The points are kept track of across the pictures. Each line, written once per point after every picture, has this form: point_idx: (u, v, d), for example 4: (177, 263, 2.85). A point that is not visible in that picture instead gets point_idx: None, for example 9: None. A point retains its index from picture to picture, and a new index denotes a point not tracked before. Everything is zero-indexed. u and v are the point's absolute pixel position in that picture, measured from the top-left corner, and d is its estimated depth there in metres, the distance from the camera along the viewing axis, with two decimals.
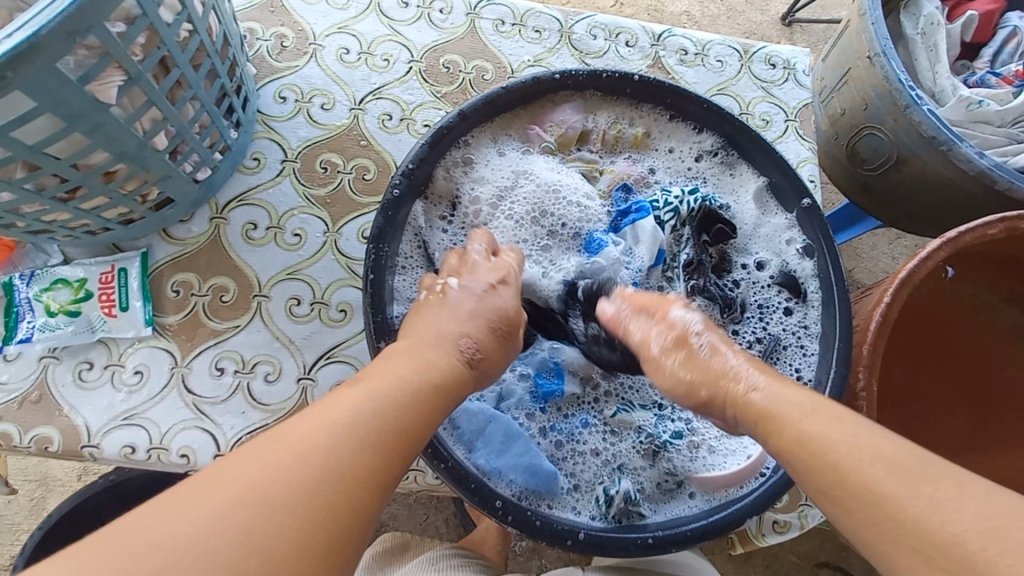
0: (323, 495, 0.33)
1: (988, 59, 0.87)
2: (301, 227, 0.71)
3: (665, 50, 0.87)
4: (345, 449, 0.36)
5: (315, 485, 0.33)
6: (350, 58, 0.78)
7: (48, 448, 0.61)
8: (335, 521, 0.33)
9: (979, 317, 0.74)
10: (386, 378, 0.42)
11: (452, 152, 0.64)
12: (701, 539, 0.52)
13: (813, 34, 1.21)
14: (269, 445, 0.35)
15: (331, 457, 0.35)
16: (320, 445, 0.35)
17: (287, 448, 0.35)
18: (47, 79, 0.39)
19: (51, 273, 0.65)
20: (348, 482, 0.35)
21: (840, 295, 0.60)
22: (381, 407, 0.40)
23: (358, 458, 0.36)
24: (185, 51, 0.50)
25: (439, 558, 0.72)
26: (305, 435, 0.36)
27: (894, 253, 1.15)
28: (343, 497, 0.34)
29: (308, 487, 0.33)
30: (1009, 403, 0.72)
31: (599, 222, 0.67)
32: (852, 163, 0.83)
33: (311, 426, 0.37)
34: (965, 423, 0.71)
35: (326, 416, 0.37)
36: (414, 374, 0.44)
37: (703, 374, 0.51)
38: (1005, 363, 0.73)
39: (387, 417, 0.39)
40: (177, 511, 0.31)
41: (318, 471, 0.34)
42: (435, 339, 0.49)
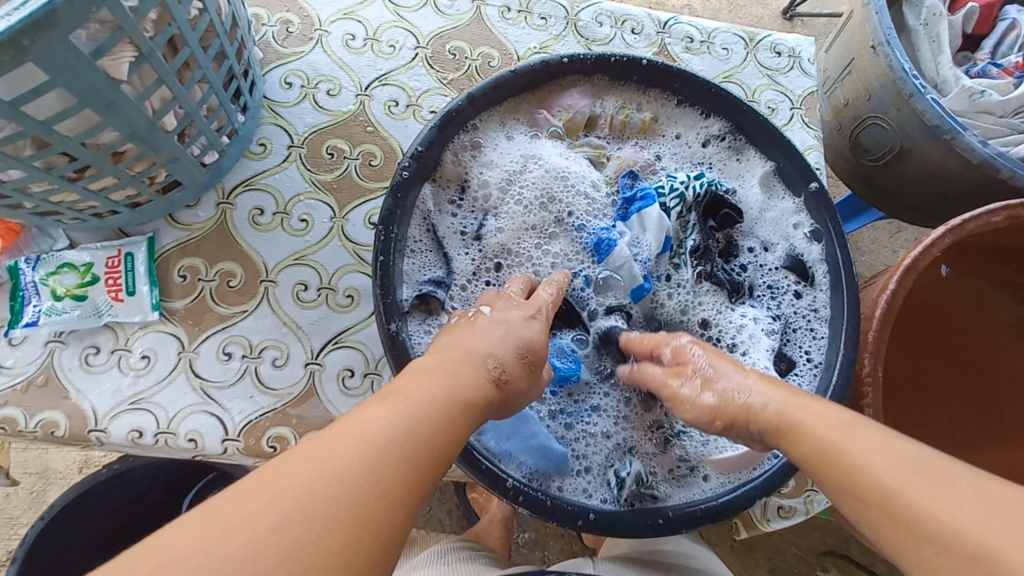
0: (366, 511, 0.32)
1: (991, 49, 0.87)
2: (307, 213, 0.71)
3: (670, 37, 0.87)
4: (383, 462, 0.34)
5: (358, 502, 0.32)
6: (356, 44, 0.78)
7: (54, 432, 0.61)
8: (380, 534, 0.32)
9: (985, 308, 0.75)
10: (419, 390, 0.40)
11: (460, 136, 0.63)
12: (712, 519, 0.52)
13: (814, 28, 1.22)
14: (296, 455, 0.33)
15: (370, 470, 0.33)
16: (350, 455, 0.33)
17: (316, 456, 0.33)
18: (61, 52, 0.39)
19: (57, 257, 0.65)
20: (389, 496, 0.33)
21: (847, 279, 0.61)
22: (415, 420, 0.37)
23: (398, 471, 0.34)
24: (196, 29, 0.50)
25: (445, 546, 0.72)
26: (334, 444, 0.34)
27: (896, 246, 1.16)
28: (386, 511, 0.33)
29: (338, 499, 0.31)
30: (1013, 394, 0.72)
31: (605, 214, 0.67)
32: (855, 155, 0.84)
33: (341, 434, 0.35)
34: (969, 412, 0.72)
35: (357, 425, 0.35)
36: (442, 381, 0.42)
37: (726, 398, 0.49)
38: (1010, 354, 0.73)
39: (422, 429, 0.37)
40: (199, 517, 0.29)
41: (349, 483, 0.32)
42: (468, 350, 0.46)
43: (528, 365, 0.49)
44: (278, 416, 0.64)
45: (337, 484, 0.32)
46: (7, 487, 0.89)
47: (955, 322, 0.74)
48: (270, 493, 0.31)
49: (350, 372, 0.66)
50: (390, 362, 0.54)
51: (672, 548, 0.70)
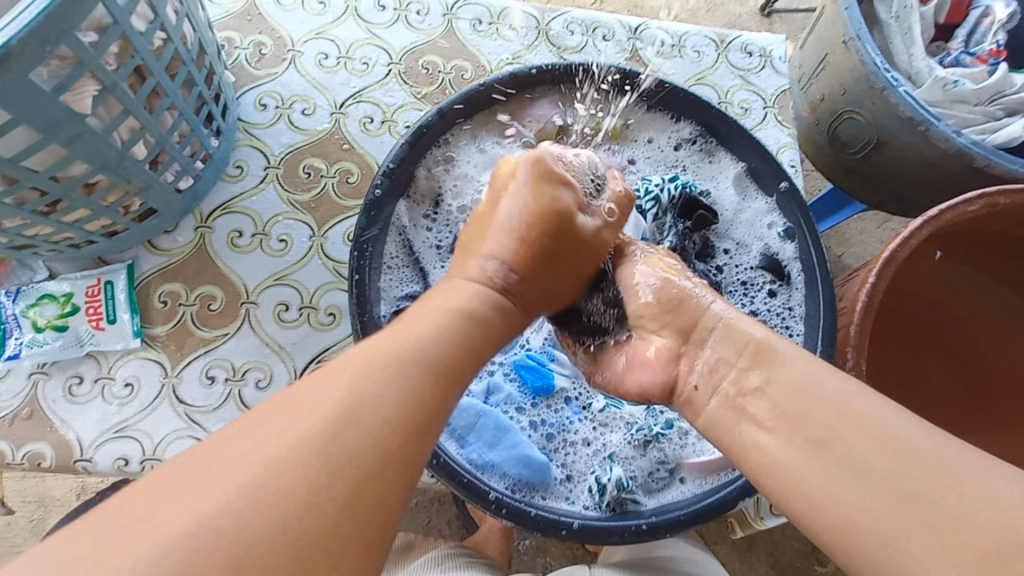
0: (345, 447, 0.31)
1: (963, 39, 0.87)
2: (286, 233, 0.71)
3: (642, 42, 0.87)
4: (360, 399, 0.33)
5: (330, 442, 0.31)
6: (329, 62, 0.78)
7: (40, 464, 0.61)
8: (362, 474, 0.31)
9: (970, 298, 0.75)
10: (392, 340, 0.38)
11: (432, 150, 0.64)
12: (696, 522, 0.52)
13: (791, 24, 1.22)
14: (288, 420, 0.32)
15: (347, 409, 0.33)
16: (356, 401, 0.33)
17: (291, 430, 0.31)
18: (21, 90, 0.39)
19: (37, 288, 0.65)
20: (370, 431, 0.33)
21: (823, 275, 0.62)
22: (398, 360, 0.36)
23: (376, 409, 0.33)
24: (160, 59, 0.51)
25: (440, 557, 0.72)
26: (305, 411, 0.32)
27: (882, 237, 1.16)
28: (365, 445, 0.32)
29: (354, 464, 0.31)
30: (1000, 381, 0.72)
31: None
32: (834, 149, 0.84)
33: (305, 404, 0.33)
34: (959, 404, 0.72)
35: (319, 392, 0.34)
36: (440, 309, 0.42)
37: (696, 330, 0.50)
38: (997, 340, 0.74)
39: (394, 367, 0.36)
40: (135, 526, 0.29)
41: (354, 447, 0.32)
42: (482, 261, 0.48)
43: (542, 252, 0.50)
44: None
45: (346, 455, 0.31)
46: (7, 517, 0.89)
47: (942, 311, 0.74)
48: (261, 481, 0.29)
49: None
50: None
51: (668, 554, 0.70)
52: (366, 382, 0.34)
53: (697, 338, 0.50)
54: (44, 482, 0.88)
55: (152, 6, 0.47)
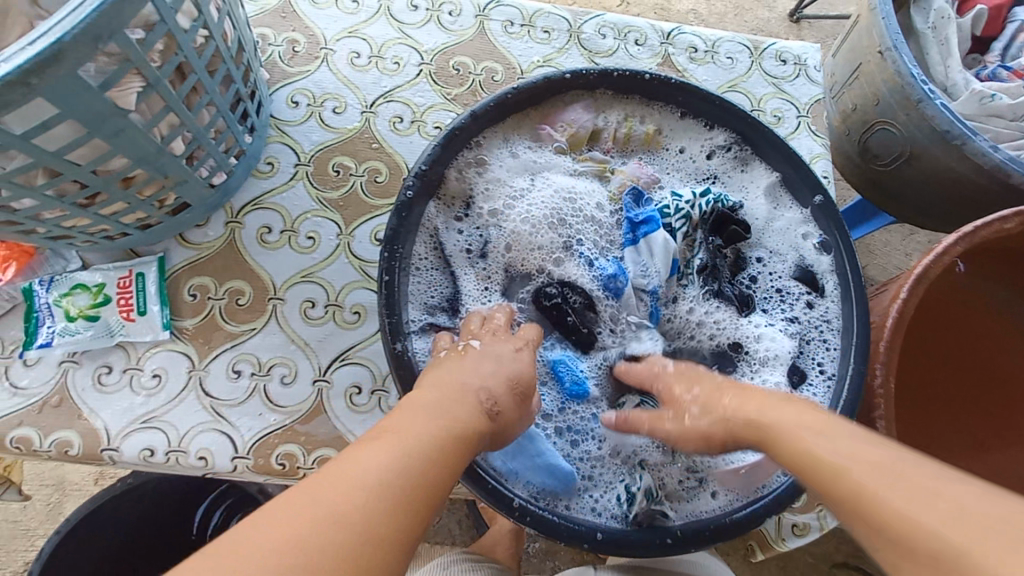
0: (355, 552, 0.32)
1: (1001, 52, 0.85)
2: (314, 230, 0.71)
3: (674, 47, 0.87)
4: (371, 500, 0.35)
5: (337, 542, 0.32)
6: (361, 61, 0.78)
7: (68, 451, 0.62)
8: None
9: (995, 318, 0.72)
10: (406, 425, 0.41)
11: (464, 153, 0.64)
12: (723, 537, 0.52)
13: (822, 31, 1.20)
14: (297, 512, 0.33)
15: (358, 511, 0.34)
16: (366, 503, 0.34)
17: (328, 504, 0.34)
18: (69, 87, 0.40)
19: (70, 278, 0.66)
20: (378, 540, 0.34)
21: (857, 291, 0.60)
22: (412, 448, 0.39)
23: (385, 515, 0.34)
24: (202, 57, 0.51)
25: (450, 561, 0.71)
26: (337, 487, 0.35)
27: (908, 249, 1.14)
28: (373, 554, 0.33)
29: (387, 531, 0.34)
30: None
31: (613, 244, 0.66)
32: (865, 160, 0.82)
33: (338, 478, 0.35)
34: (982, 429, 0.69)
35: (353, 466, 0.36)
36: (439, 413, 0.44)
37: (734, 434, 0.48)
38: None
39: (400, 469, 0.37)
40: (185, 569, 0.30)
41: (391, 515, 0.35)
42: (474, 379, 0.48)
43: (518, 396, 0.50)
44: (287, 433, 0.64)
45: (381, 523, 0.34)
46: (25, 499, 0.90)
47: (968, 318, 0.72)
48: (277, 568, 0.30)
49: (357, 389, 0.66)
50: (396, 381, 0.54)
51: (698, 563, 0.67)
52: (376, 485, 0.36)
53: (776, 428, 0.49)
54: (64, 467, 0.89)
55: (196, 3, 0.48)
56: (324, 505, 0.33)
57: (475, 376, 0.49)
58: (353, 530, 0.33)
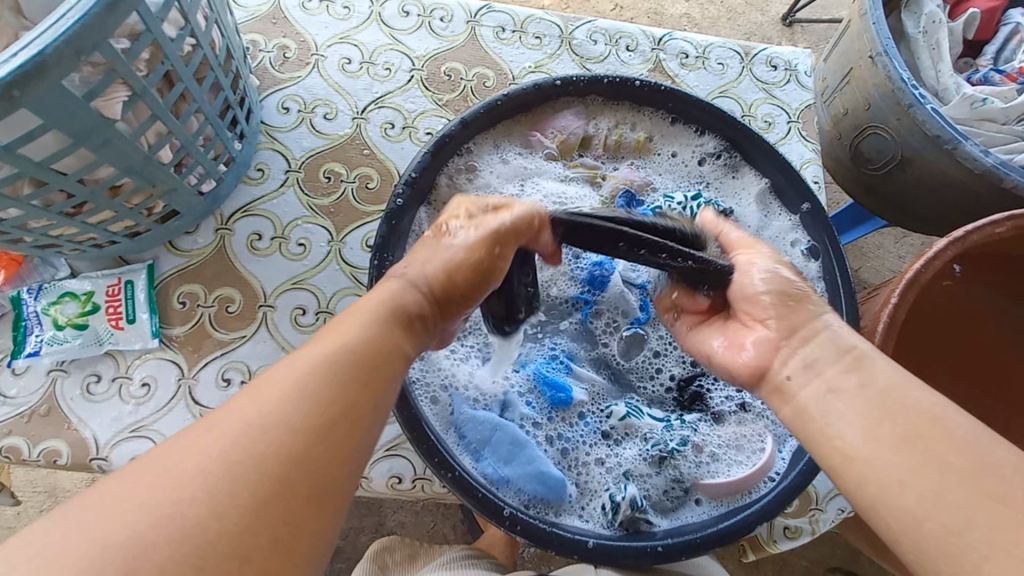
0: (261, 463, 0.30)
1: (992, 56, 0.85)
2: (305, 237, 0.71)
3: (665, 53, 0.87)
4: (270, 410, 0.32)
5: (234, 462, 0.30)
6: (351, 67, 0.78)
7: (57, 461, 0.62)
8: (282, 476, 0.30)
9: (993, 328, 0.72)
10: (338, 319, 0.39)
11: (455, 159, 0.64)
12: (713, 545, 0.52)
13: (814, 35, 1.21)
14: (193, 442, 0.30)
15: (255, 427, 0.31)
16: (264, 417, 0.31)
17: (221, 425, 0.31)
18: (54, 98, 0.40)
19: (58, 286, 0.65)
20: (285, 438, 0.31)
21: (847, 297, 0.61)
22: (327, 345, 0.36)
23: (288, 416, 0.32)
24: (189, 65, 0.51)
25: (452, 557, 0.69)
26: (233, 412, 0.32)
27: (900, 252, 1.14)
28: (282, 450, 0.31)
29: (319, 424, 0.32)
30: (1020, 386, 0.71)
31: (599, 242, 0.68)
32: (856, 164, 0.82)
33: (236, 402, 0.32)
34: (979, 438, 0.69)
35: (268, 374, 0.34)
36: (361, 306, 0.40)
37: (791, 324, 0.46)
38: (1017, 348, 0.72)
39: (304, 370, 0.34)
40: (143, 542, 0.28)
41: (320, 408, 0.33)
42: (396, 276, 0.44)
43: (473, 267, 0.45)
44: None
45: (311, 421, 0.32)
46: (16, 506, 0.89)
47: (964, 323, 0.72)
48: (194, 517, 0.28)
49: None
50: None
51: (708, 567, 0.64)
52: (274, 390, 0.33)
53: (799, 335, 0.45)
54: (55, 474, 0.89)
55: (183, 12, 0.47)
56: (238, 414, 0.31)
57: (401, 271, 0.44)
58: (278, 432, 0.31)
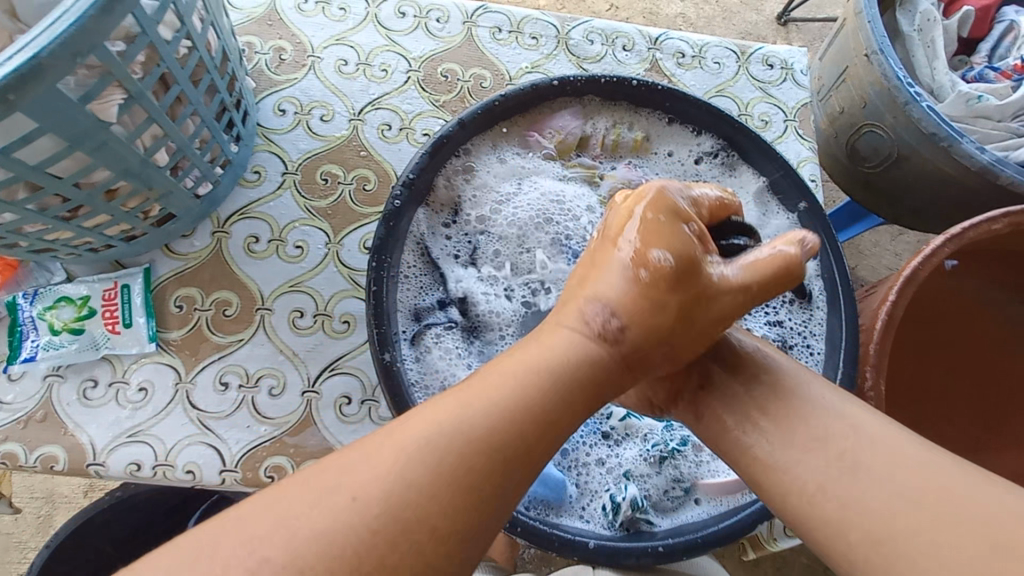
0: (416, 517, 0.32)
1: (987, 53, 0.86)
2: (302, 239, 0.71)
3: (661, 52, 0.87)
4: (435, 465, 0.34)
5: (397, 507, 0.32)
6: (348, 69, 0.78)
7: (54, 466, 0.61)
8: (433, 540, 0.32)
9: (1000, 326, 0.72)
10: (511, 369, 0.39)
11: (452, 160, 0.63)
12: (714, 545, 0.52)
13: (809, 33, 1.21)
14: (371, 473, 0.34)
15: (418, 478, 0.33)
16: (425, 469, 0.34)
17: (386, 466, 0.34)
18: (49, 101, 0.40)
19: (54, 291, 0.65)
20: (442, 499, 0.33)
21: (845, 294, 0.61)
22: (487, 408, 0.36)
23: (448, 479, 0.33)
24: (185, 67, 0.51)
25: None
26: (399, 453, 0.34)
27: (897, 249, 1.15)
28: (436, 512, 0.33)
29: (491, 475, 0.34)
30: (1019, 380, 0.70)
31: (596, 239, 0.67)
32: (853, 162, 0.83)
33: (408, 447, 0.34)
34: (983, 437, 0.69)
35: (435, 419, 0.36)
36: (541, 360, 0.39)
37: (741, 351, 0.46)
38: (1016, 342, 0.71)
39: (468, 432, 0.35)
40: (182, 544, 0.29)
41: (484, 480, 0.34)
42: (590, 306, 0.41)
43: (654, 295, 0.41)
44: (277, 445, 0.64)
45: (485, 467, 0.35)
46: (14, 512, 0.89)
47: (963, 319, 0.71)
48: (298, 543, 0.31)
49: (346, 399, 0.66)
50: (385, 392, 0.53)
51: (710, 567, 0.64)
52: (442, 447, 0.34)
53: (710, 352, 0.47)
54: (52, 479, 0.88)
55: (179, 14, 0.47)
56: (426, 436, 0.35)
57: (592, 300, 0.41)
58: (451, 470, 0.34)
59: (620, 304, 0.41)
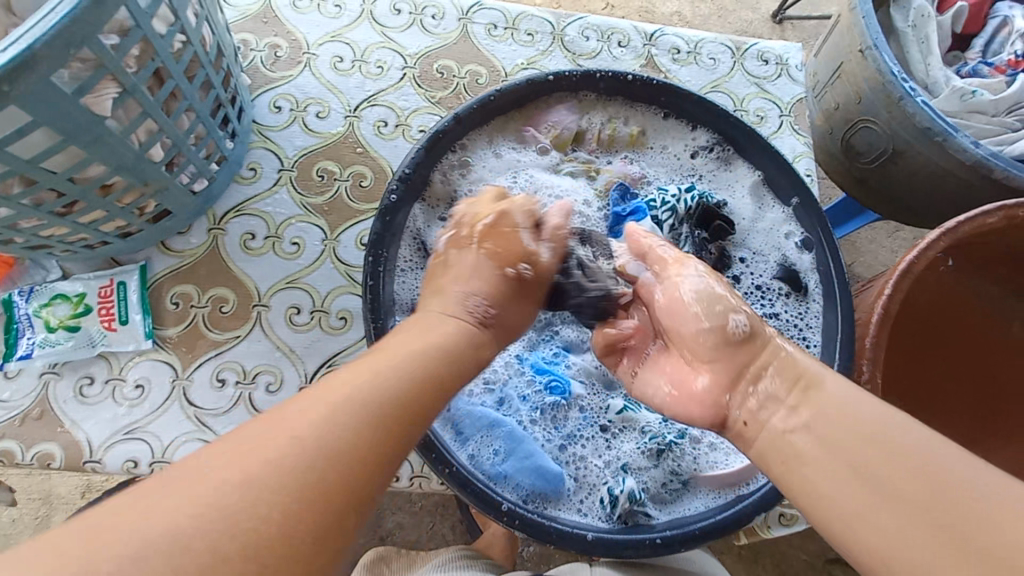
0: (309, 483, 0.31)
1: (981, 48, 0.86)
2: (299, 236, 0.71)
3: (657, 49, 0.87)
4: (329, 429, 0.33)
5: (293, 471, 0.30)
6: (344, 65, 0.78)
7: (50, 464, 0.61)
8: (328, 505, 0.31)
9: (1001, 321, 0.72)
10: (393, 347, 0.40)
11: (448, 155, 0.63)
12: (711, 537, 0.52)
13: (805, 31, 1.21)
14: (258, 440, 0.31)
15: (315, 444, 0.32)
16: (323, 435, 0.32)
17: (284, 434, 0.32)
18: (44, 94, 0.40)
19: (50, 288, 0.65)
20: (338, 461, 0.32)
21: (841, 287, 0.61)
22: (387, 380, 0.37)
23: (346, 442, 0.33)
24: (180, 62, 0.51)
25: (445, 560, 0.68)
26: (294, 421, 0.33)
27: (893, 245, 1.15)
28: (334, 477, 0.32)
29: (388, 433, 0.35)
30: (1009, 373, 0.71)
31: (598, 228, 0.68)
32: (848, 157, 0.83)
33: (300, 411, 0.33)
34: (982, 433, 0.69)
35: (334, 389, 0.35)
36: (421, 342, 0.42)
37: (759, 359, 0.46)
38: (1009, 336, 0.72)
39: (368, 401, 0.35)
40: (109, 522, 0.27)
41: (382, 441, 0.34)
42: (447, 295, 0.48)
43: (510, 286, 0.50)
44: None
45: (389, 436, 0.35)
46: (11, 512, 0.88)
47: (960, 312, 0.71)
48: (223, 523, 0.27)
49: None
50: None
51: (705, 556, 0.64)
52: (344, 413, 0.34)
53: (748, 376, 0.46)
54: (49, 479, 0.88)
55: (173, 8, 0.47)
56: (336, 398, 0.34)
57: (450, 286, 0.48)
58: (348, 447, 0.33)
59: (487, 293, 0.48)
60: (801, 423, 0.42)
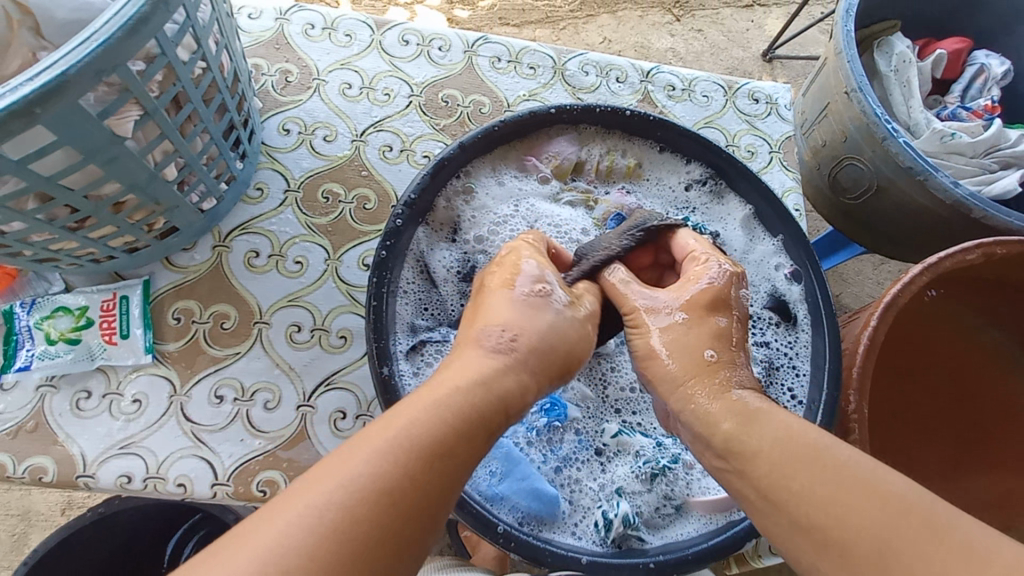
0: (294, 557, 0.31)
1: (959, 93, 0.91)
2: (302, 255, 0.72)
3: (653, 85, 0.91)
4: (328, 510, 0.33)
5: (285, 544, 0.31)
6: (352, 92, 0.81)
7: (42, 478, 0.61)
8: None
9: (984, 350, 0.74)
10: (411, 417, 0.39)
11: (453, 181, 0.66)
12: (703, 562, 0.53)
13: (793, 70, 1.27)
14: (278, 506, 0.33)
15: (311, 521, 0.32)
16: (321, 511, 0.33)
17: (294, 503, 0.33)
18: (71, 116, 0.41)
19: (52, 301, 0.65)
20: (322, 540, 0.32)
21: (828, 316, 0.63)
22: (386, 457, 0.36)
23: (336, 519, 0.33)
24: (199, 87, 0.53)
25: (444, 563, 0.68)
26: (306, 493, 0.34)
27: (880, 278, 1.18)
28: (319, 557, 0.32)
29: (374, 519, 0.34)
30: (995, 399, 0.73)
31: None
32: (835, 193, 0.86)
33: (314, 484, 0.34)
34: (976, 460, 0.71)
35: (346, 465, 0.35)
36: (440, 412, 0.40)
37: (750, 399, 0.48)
38: (991, 363, 0.74)
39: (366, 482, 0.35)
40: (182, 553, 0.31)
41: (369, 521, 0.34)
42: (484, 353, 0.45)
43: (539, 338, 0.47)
44: (269, 459, 0.64)
45: (445, 431, 0.38)
46: None
47: (939, 342, 0.74)
48: None
49: (341, 414, 0.66)
50: (381, 405, 0.54)
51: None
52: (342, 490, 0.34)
53: None
54: (31, 495, 0.86)
55: (196, 37, 0.49)
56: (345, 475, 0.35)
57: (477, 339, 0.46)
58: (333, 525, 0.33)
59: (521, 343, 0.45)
60: (793, 462, 0.42)
